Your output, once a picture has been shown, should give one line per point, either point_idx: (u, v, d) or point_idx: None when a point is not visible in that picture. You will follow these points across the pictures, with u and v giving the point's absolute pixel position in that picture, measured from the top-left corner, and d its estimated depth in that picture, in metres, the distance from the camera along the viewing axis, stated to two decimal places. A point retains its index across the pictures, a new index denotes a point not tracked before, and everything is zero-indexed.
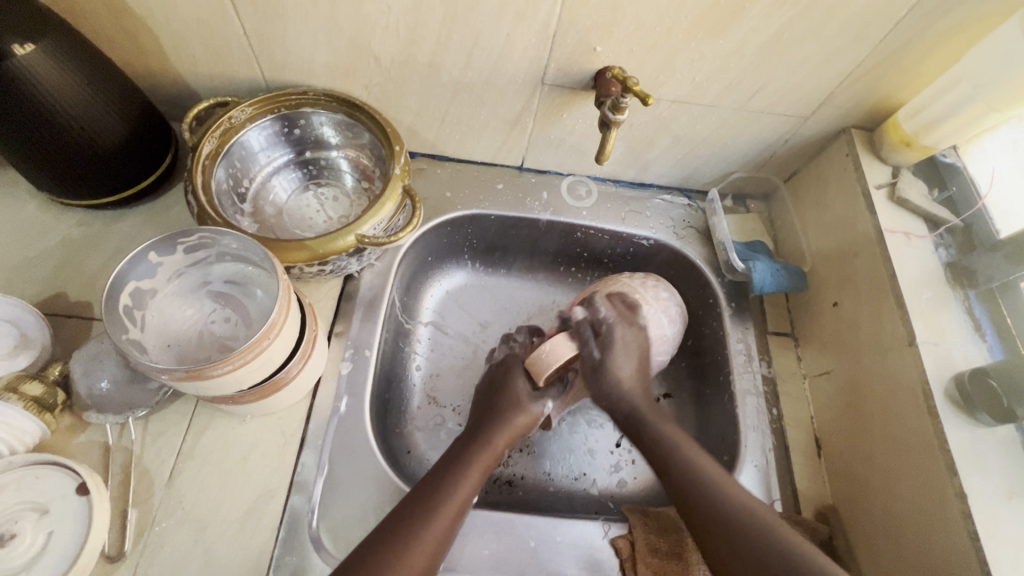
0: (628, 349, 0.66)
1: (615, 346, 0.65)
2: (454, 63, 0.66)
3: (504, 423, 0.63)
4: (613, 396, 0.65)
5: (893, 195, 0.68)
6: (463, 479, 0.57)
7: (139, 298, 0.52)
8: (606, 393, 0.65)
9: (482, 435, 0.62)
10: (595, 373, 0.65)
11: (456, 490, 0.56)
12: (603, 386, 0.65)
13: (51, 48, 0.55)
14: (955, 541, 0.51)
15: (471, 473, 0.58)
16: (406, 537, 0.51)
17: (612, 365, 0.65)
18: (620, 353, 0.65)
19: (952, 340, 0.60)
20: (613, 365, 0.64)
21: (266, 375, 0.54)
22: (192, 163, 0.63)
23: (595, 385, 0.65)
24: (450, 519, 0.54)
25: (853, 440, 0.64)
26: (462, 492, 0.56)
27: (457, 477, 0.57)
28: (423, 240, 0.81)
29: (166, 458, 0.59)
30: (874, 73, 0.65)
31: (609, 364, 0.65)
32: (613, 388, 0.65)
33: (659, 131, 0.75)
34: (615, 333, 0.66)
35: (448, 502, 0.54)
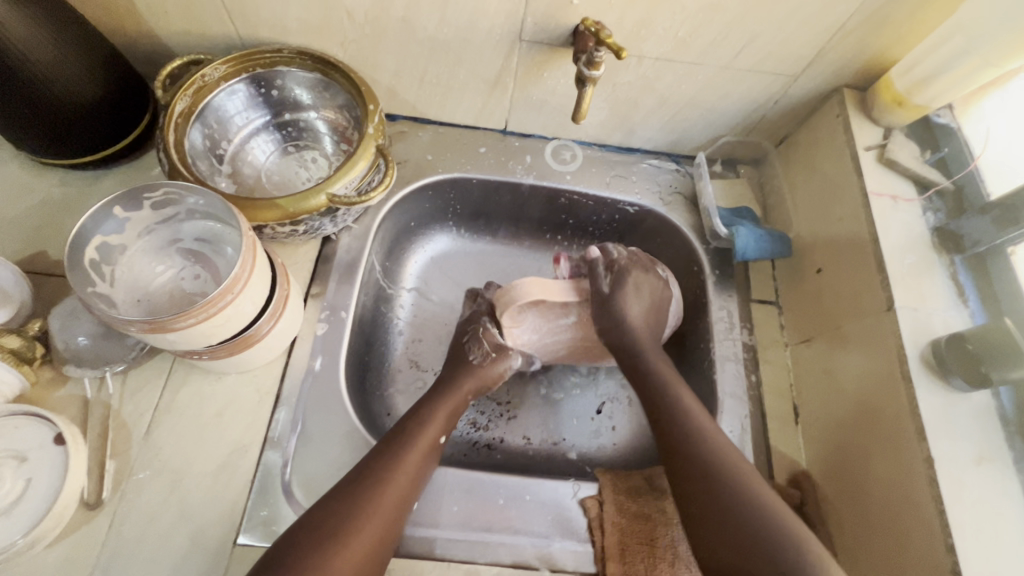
0: (638, 291, 0.68)
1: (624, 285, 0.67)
2: (428, 19, 0.65)
3: (470, 369, 0.68)
4: (618, 330, 0.67)
5: (882, 157, 0.66)
6: (427, 425, 0.61)
7: (107, 254, 0.53)
8: (614, 325, 0.67)
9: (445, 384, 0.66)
10: (605, 303, 0.67)
11: (427, 427, 0.60)
12: (609, 317, 0.67)
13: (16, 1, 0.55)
14: (921, 505, 0.51)
15: (436, 415, 0.62)
16: (388, 465, 0.55)
17: (619, 296, 0.67)
18: (626, 295, 0.68)
19: (933, 305, 0.58)
20: (622, 299, 0.67)
21: (235, 331, 0.55)
22: (164, 122, 0.62)
23: (606, 318, 0.67)
24: (423, 451, 0.58)
25: (828, 407, 0.63)
26: (432, 429, 0.61)
27: (427, 416, 0.61)
28: (404, 204, 0.80)
29: (144, 412, 0.60)
30: (866, 27, 0.62)
31: (618, 299, 0.67)
32: (620, 317, 0.67)
33: (643, 91, 0.73)
34: (631, 274, 0.68)
35: (420, 437, 0.59)
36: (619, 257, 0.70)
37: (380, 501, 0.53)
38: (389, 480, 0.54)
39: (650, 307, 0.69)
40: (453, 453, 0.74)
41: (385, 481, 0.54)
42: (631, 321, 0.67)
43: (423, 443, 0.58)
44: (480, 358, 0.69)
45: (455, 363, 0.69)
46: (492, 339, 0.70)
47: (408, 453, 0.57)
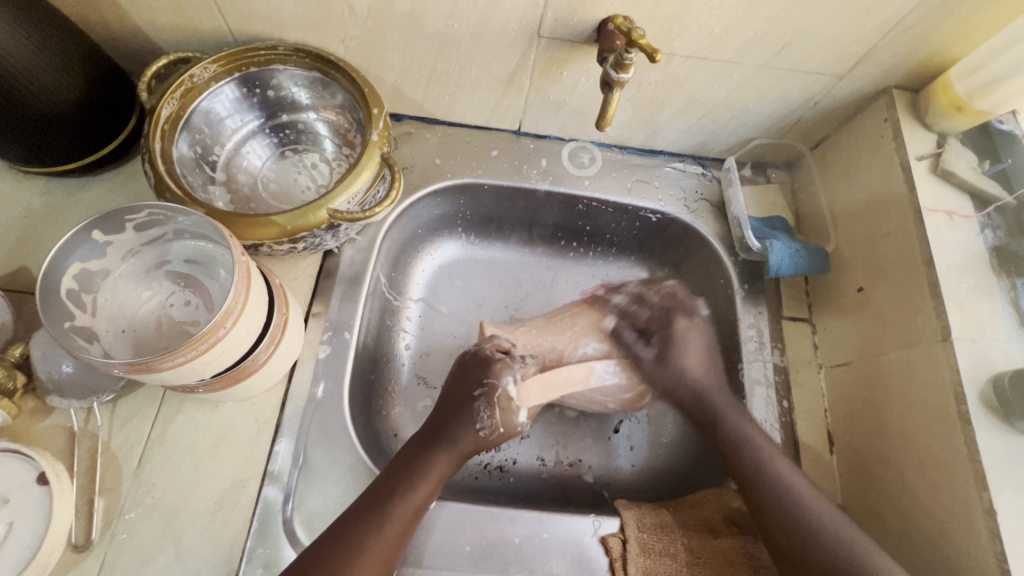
0: (690, 339, 0.67)
1: (675, 341, 0.67)
2: (437, 13, 0.59)
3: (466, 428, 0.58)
4: (681, 386, 0.66)
5: (937, 167, 0.60)
6: (409, 493, 0.54)
7: (88, 281, 0.48)
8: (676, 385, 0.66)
9: (440, 441, 0.57)
10: (646, 366, 0.67)
11: (408, 497, 0.53)
12: (667, 375, 0.66)
13: None
14: (980, 561, 0.46)
15: (419, 486, 0.54)
16: (356, 546, 0.50)
17: (672, 353, 0.66)
18: (684, 344, 0.67)
19: (993, 336, 0.53)
20: (677, 358, 0.66)
21: (229, 364, 0.50)
22: (150, 129, 0.57)
23: (664, 376, 0.66)
24: (402, 526, 0.52)
25: (869, 439, 0.59)
26: (415, 499, 0.54)
27: (411, 484, 0.54)
28: (411, 211, 0.74)
29: (135, 445, 0.56)
30: (925, 24, 0.56)
31: (674, 352, 0.66)
32: (679, 376, 0.66)
33: (671, 92, 0.67)
34: (676, 328, 0.67)
35: (398, 510, 0.52)
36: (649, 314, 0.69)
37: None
38: (360, 554, 0.49)
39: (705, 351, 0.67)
40: (464, 477, 0.70)
41: (357, 555, 0.49)
42: (688, 376, 0.65)
43: (405, 514, 0.52)
44: (488, 428, 0.59)
45: (454, 419, 0.58)
46: (504, 409, 0.59)
47: (387, 526, 0.51)
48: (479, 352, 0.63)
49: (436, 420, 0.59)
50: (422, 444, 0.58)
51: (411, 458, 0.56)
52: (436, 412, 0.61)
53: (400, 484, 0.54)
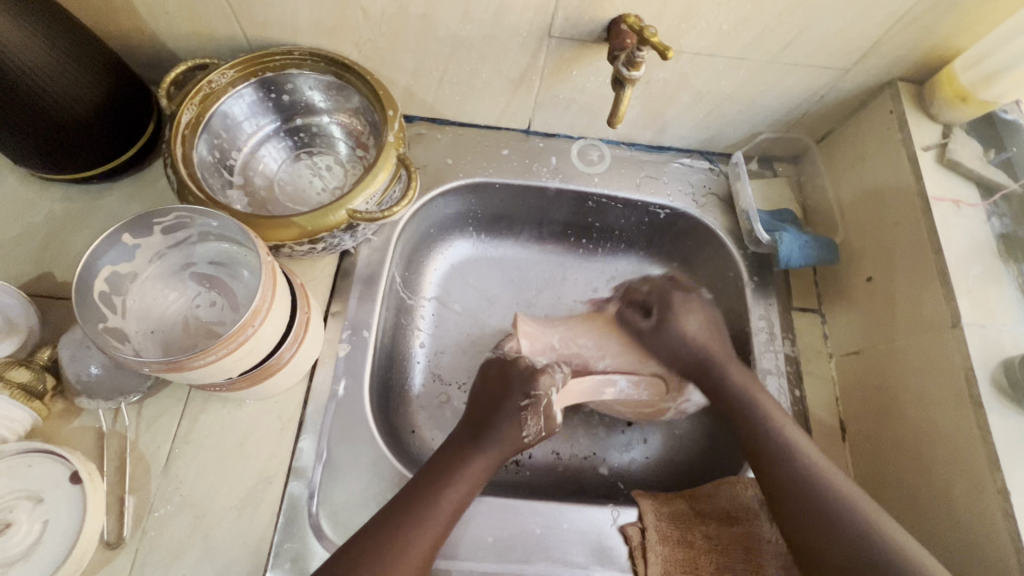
0: (689, 306, 0.70)
1: (674, 311, 0.69)
2: (450, 16, 0.60)
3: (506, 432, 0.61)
4: (682, 351, 0.68)
5: (943, 157, 0.61)
6: (452, 487, 0.56)
7: (117, 283, 0.49)
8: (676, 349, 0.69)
9: (482, 442, 0.60)
10: (660, 333, 0.69)
11: (451, 492, 0.56)
12: (674, 337, 0.69)
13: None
14: (994, 541, 0.47)
15: (462, 482, 0.57)
16: (403, 535, 0.52)
17: (671, 319, 0.69)
18: (682, 310, 0.70)
19: (1003, 321, 0.54)
20: (676, 320, 0.69)
21: (256, 362, 0.51)
22: (171, 134, 0.58)
23: (666, 341, 0.69)
24: (447, 519, 0.54)
25: (882, 426, 0.60)
26: (457, 494, 0.56)
27: (452, 480, 0.57)
28: (424, 211, 0.76)
29: (162, 443, 0.57)
30: (930, 17, 0.57)
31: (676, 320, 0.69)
32: (678, 337, 0.68)
33: (679, 88, 0.68)
34: (672, 296, 0.71)
35: (443, 505, 0.55)
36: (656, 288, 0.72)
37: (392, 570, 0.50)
38: (403, 547, 0.51)
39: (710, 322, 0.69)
40: None
41: (406, 544, 0.52)
42: (693, 339, 0.68)
43: (446, 511, 0.55)
44: (532, 434, 0.62)
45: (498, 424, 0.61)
46: (549, 416, 0.63)
47: (429, 522, 0.53)
48: (522, 364, 0.65)
49: (477, 424, 0.62)
50: (465, 446, 0.60)
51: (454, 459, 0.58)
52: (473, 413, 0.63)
53: (443, 482, 0.56)
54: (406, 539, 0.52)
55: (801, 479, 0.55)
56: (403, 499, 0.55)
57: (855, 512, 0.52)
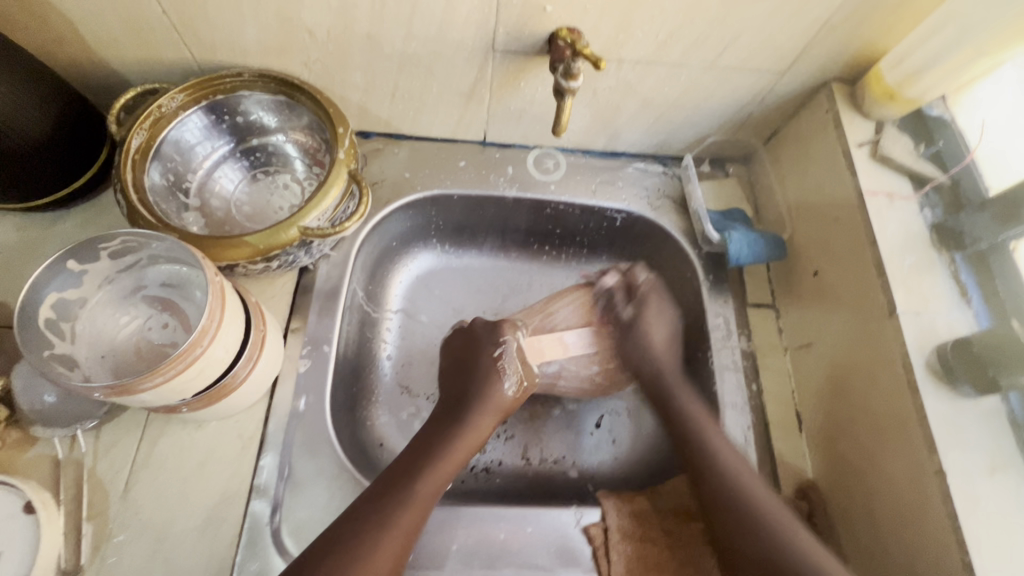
0: (659, 317, 0.73)
1: (647, 309, 0.73)
2: (395, 34, 0.61)
3: (487, 406, 0.64)
4: (641, 352, 0.71)
5: (876, 153, 0.64)
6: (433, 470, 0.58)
7: (65, 310, 0.49)
8: (637, 348, 0.72)
9: (460, 418, 0.63)
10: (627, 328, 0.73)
11: (431, 475, 0.58)
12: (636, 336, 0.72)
13: None
14: (936, 520, 0.49)
15: (442, 464, 0.59)
16: (380, 523, 0.53)
17: (643, 319, 0.73)
18: (651, 316, 0.73)
19: (936, 308, 0.56)
20: (647, 324, 0.72)
21: (208, 382, 0.52)
22: (120, 160, 0.59)
23: (626, 342, 0.73)
24: (424, 503, 0.56)
25: (834, 414, 0.62)
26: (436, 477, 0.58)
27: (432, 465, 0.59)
28: (384, 225, 0.76)
29: (120, 469, 0.57)
30: (853, 20, 0.59)
31: (643, 323, 0.73)
32: (643, 341, 0.72)
33: (625, 95, 0.70)
34: (654, 300, 0.74)
35: (420, 489, 0.56)
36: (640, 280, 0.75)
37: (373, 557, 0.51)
38: (384, 533, 0.53)
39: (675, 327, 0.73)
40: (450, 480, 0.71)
41: (382, 531, 0.53)
42: (654, 346, 0.71)
43: (428, 491, 0.56)
44: (512, 385, 0.67)
45: (476, 397, 0.65)
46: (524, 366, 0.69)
47: (409, 504, 0.55)
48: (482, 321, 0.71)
49: (454, 400, 0.65)
50: (446, 425, 0.63)
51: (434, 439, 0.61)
52: (454, 389, 0.66)
53: (422, 464, 0.58)
54: (388, 522, 0.53)
55: (730, 476, 0.58)
56: (380, 488, 0.56)
57: (752, 500, 0.57)
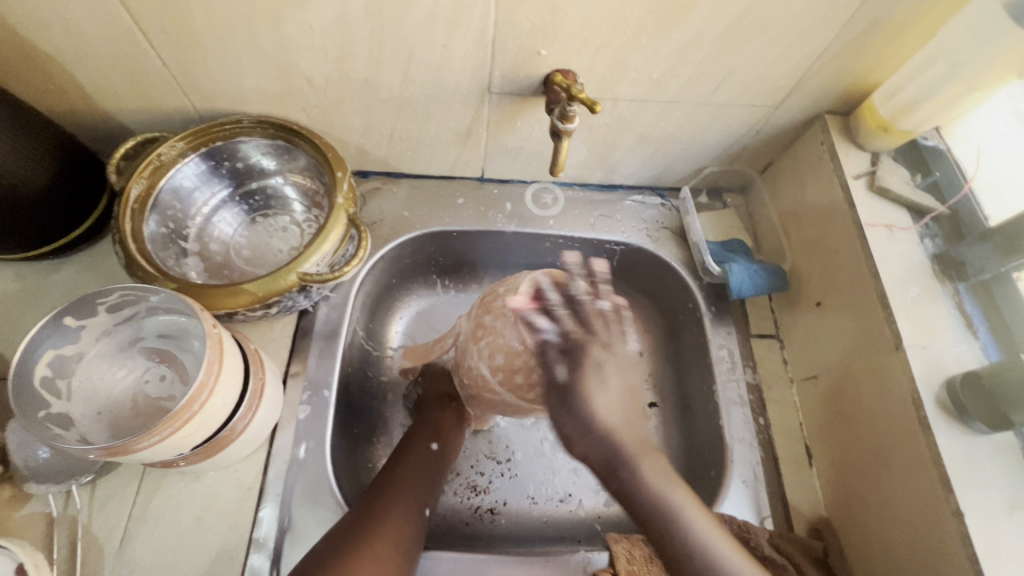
0: (604, 379, 0.52)
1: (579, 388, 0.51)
2: (391, 79, 0.62)
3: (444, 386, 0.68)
4: (591, 448, 0.51)
5: (873, 184, 0.64)
6: (419, 433, 0.64)
7: (62, 366, 0.49)
8: (586, 429, 0.51)
9: (433, 401, 0.68)
10: (566, 399, 0.51)
11: (419, 435, 0.63)
12: (574, 425, 0.51)
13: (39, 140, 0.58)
14: (954, 563, 0.48)
15: (425, 426, 0.65)
16: (394, 481, 0.57)
17: (581, 387, 0.51)
18: (589, 388, 0.51)
19: (942, 340, 0.55)
20: (586, 402, 0.51)
21: (207, 435, 0.51)
22: (120, 210, 0.59)
23: (567, 412, 0.51)
24: (425, 459, 0.61)
25: (844, 448, 0.61)
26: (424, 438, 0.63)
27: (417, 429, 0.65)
28: (384, 263, 0.76)
29: (116, 524, 0.56)
30: (845, 55, 0.60)
31: (580, 388, 0.51)
32: (587, 421, 0.51)
33: (621, 131, 0.70)
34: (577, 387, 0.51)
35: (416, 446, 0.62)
36: (571, 326, 0.53)
37: (399, 512, 0.54)
38: (406, 493, 0.56)
39: (630, 382, 0.54)
40: (455, 524, 0.70)
41: (400, 484, 0.57)
42: (601, 422, 0.51)
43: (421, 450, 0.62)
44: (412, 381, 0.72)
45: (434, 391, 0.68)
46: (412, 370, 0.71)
47: (411, 463, 0.60)
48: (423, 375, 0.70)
49: (426, 399, 0.69)
50: (429, 405, 0.67)
51: (419, 418, 0.66)
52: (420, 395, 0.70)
53: (423, 432, 0.64)
54: (408, 477, 0.58)
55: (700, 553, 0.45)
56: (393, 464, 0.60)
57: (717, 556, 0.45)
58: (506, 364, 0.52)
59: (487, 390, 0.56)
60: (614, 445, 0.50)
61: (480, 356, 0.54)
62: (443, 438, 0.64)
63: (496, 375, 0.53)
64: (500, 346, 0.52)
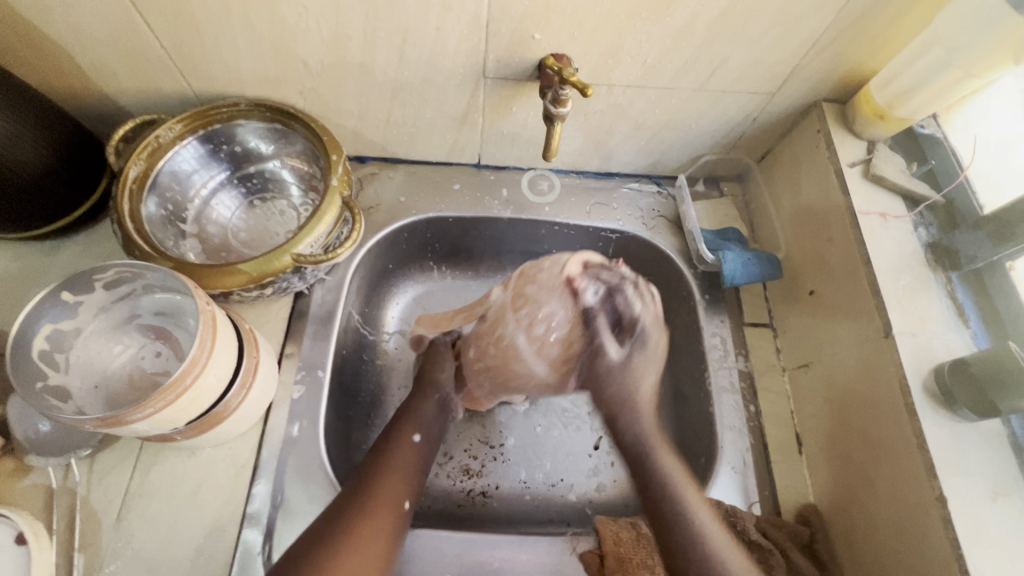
0: (648, 365, 0.61)
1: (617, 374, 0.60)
2: (386, 63, 0.62)
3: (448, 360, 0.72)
4: (619, 396, 0.60)
5: (868, 172, 0.63)
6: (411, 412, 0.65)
7: (60, 341, 0.50)
8: (632, 409, 0.59)
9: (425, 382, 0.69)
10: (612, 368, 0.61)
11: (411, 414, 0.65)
12: (615, 385, 0.60)
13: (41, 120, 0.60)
14: (936, 548, 0.48)
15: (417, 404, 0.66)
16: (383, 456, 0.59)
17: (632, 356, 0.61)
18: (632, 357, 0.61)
19: (933, 328, 0.55)
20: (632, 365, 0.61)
21: (201, 410, 0.52)
22: (118, 190, 0.60)
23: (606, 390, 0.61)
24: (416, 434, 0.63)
25: (833, 435, 0.61)
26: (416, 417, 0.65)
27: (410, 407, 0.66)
28: (379, 249, 0.77)
29: (113, 497, 0.57)
30: (841, 42, 0.59)
31: (631, 364, 0.61)
32: (631, 390, 0.60)
33: (616, 118, 0.70)
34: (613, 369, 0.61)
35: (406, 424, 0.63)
36: (630, 308, 0.63)
37: (383, 509, 0.54)
38: (388, 487, 0.56)
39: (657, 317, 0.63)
40: (447, 506, 0.70)
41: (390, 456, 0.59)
42: (643, 396, 0.60)
43: (413, 426, 0.63)
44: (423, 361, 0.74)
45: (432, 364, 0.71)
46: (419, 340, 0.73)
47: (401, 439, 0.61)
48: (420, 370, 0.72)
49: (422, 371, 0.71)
50: (410, 396, 0.68)
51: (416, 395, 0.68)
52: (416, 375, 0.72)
53: (406, 422, 0.64)
54: (399, 451, 0.60)
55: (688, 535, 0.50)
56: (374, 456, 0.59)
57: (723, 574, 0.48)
58: (542, 332, 0.62)
59: (516, 360, 0.64)
60: (630, 397, 0.60)
61: (519, 324, 0.63)
62: (425, 429, 0.64)
63: (531, 344, 0.63)
64: (539, 316, 0.62)
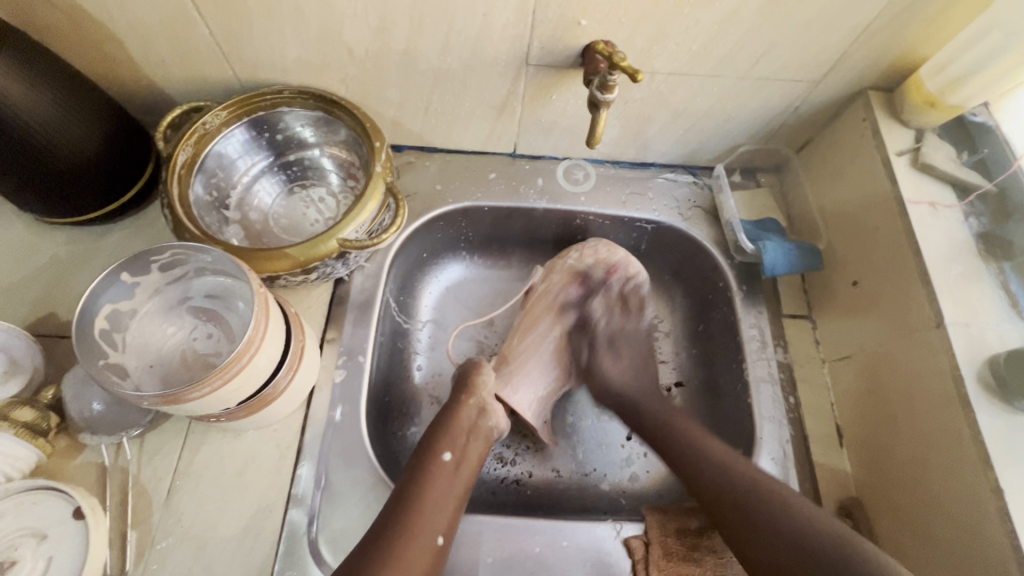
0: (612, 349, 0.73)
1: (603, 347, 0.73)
2: (430, 50, 0.62)
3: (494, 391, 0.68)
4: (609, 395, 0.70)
5: (917, 162, 0.63)
6: (456, 406, 0.63)
7: (117, 320, 0.51)
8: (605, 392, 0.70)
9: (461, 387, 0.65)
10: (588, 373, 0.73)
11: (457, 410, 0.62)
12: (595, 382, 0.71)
13: (90, 105, 0.60)
14: (992, 539, 0.47)
15: (460, 403, 0.63)
16: (427, 458, 0.57)
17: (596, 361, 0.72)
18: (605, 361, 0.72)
19: (985, 319, 0.55)
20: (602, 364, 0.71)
21: (252, 391, 0.53)
22: (168, 174, 0.61)
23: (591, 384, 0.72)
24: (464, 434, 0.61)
25: (878, 427, 0.60)
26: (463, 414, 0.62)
27: (457, 401, 0.63)
28: (415, 237, 0.77)
29: (163, 476, 0.58)
30: (893, 28, 0.58)
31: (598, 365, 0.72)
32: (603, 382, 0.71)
33: (657, 106, 0.70)
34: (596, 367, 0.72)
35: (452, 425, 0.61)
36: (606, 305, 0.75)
37: (416, 552, 0.51)
38: (423, 520, 0.53)
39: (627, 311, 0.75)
40: (483, 492, 0.71)
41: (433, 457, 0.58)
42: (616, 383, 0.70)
43: (462, 422, 0.61)
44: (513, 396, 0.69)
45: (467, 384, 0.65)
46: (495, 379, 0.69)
47: (447, 439, 0.59)
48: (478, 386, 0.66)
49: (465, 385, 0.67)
50: (444, 409, 0.63)
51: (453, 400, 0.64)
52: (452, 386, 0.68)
53: (437, 442, 0.59)
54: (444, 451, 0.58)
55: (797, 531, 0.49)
56: (406, 482, 0.55)
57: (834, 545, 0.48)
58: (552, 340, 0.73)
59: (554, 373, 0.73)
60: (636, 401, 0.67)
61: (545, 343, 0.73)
62: (459, 447, 0.59)
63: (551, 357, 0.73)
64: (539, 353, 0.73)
